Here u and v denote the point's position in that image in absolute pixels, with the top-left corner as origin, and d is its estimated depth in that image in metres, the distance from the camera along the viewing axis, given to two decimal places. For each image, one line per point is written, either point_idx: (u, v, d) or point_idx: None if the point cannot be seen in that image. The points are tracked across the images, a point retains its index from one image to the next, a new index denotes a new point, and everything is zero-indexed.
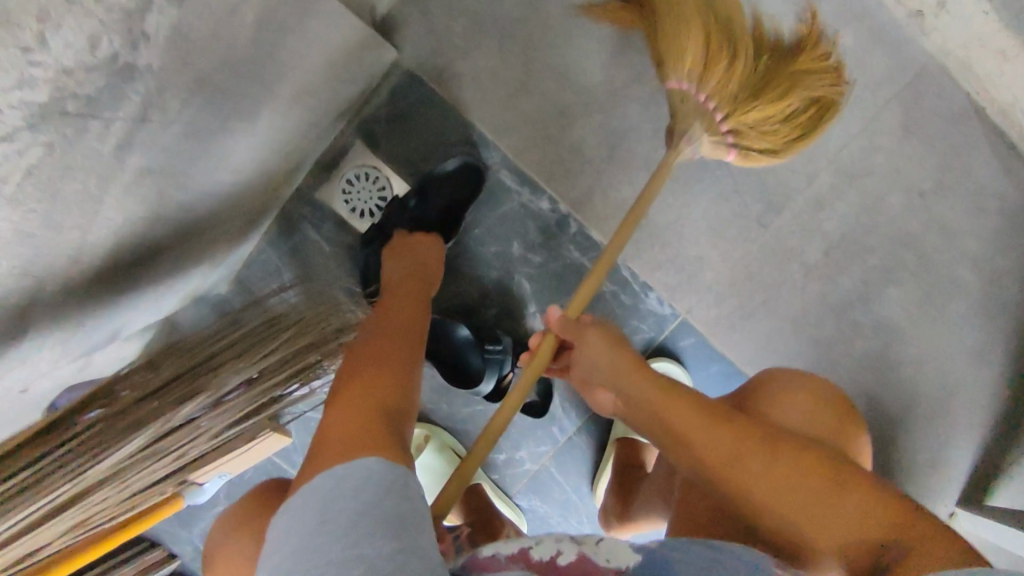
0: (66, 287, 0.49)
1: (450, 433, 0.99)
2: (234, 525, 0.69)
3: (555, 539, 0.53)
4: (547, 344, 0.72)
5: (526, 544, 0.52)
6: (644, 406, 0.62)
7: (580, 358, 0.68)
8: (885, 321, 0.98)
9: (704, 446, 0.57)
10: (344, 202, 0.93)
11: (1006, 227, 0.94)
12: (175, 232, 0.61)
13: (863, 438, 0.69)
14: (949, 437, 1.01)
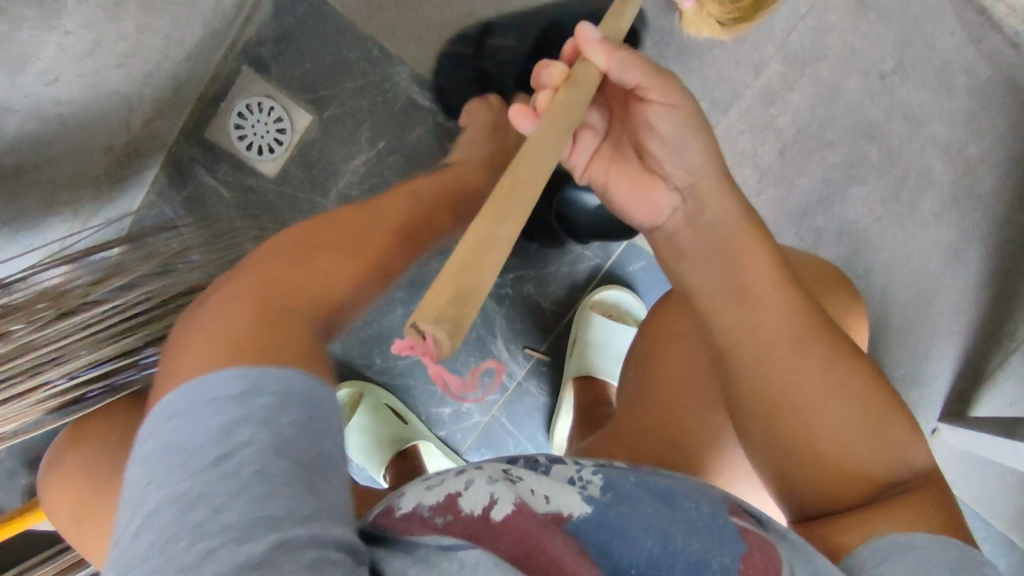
0: None
1: (384, 390, 0.89)
2: (67, 441, 0.61)
3: (490, 480, 0.39)
4: (584, 72, 0.45)
5: (456, 488, 0.39)
6: (713, 247, 0.48)
7: (656, 128, 0.47)
8: (852, 223, 0.89)
9: (756, 321, 0.46)
10: (239, 139, 0.82)
11: (976, 107, 0.86)
12: None
13: (859, 309, 0.63)
14: (930, 346, 0.94)
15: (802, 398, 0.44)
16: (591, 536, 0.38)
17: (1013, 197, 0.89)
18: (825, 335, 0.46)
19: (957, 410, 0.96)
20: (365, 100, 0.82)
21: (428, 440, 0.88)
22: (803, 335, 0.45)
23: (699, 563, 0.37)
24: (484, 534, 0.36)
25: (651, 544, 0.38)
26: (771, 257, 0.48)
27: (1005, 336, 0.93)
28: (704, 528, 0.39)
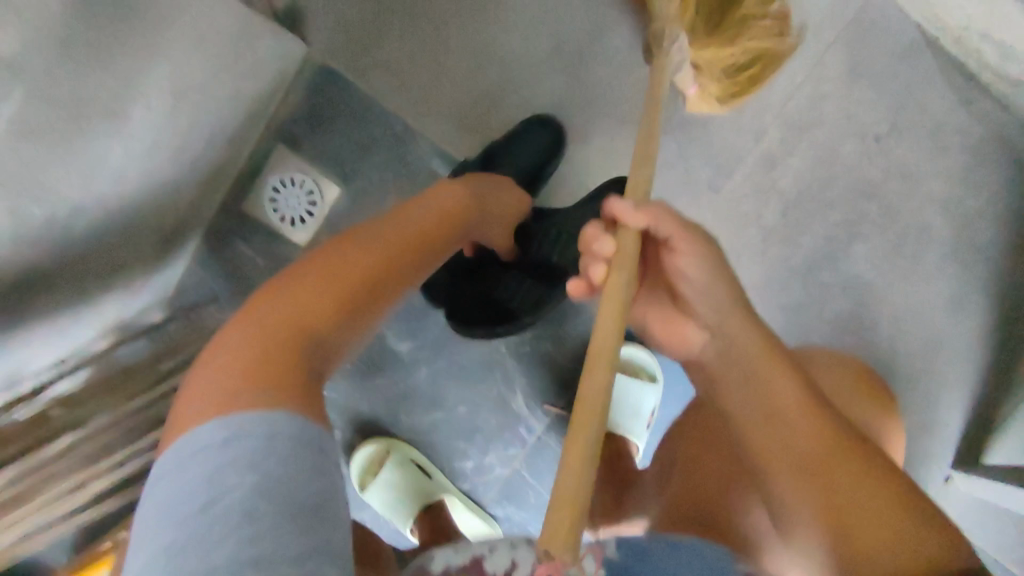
0: None
1: (410, 445, 0.93)
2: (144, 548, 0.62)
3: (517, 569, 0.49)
4: (627, 239, 0.50)
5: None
6: (733, 364, 0.50)
7: (687, 275, 0.51)
8: (856, 278, 0.93)
9: (781, 440, 0.47)
10: (273, 212, 0.88)
11: (971, 167, 0.90)
12: (54, 260, 0.56)
13: (884, 414, 0.70)
14: (938, 394, 0.97)
15: (841, 508, 0.44)
16: None
17: (1011, 249, 0.92)
18: (853, 446, 0.46)
19: (969, 456, 0.98)
20: (391, 173, 0.87)
21: (453, 493, 0.91)
22: (824, 436, 0.46)
23: None
24: None
25: None
26: (791, 366, 0.50)
27: (1013, 384, 0.96)
28: None
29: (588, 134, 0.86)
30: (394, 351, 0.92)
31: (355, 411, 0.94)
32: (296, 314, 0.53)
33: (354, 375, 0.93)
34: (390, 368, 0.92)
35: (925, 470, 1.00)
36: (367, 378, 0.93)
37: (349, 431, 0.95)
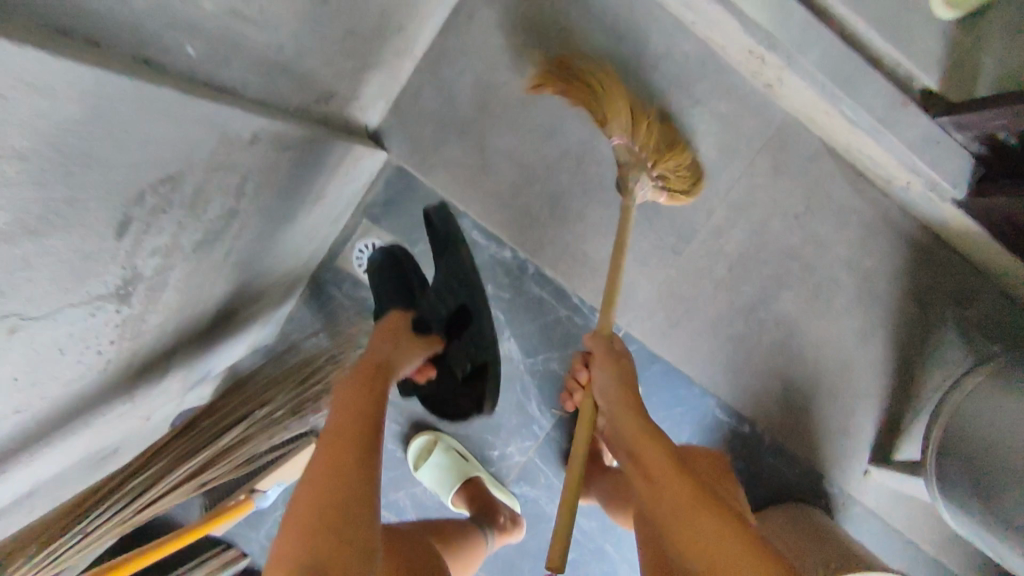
0: (188, 338, 0.80)
1: (452, 437, 1.27)
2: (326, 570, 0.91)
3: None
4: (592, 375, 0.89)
5: None
6: (633, 450, 0.76)
7: (600, 380, 0.87)
8: (784, 318, 1.25)
9: (667, 497, 0.69)
10: (357, 266, 1.23)
11: (867, 237, 1.22)
12: (242, 300, 0.92)
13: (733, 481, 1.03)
14: (853, 406, 1.28)
15: (701, 541, 0.65)
16: None
17: (901, 297, 1.24)
18: (708, 507, 0.67)
19: (879, 453, 1.28)
20: None
21: (482, 471, 1.25)
22: (713, 515, 0.66)
23: None
24: None
25: None
26: (666, 446, 0.74)
27: (909, 398, 1.26)
28: None
29: (584, 213, 1.19)
30: None
31: (411, 412, 1.28)
32: (290, 539, 0.63)
33: None
34: None
35: (845, 465, 1.30)
36: None
37: (406, 427, 1.28)
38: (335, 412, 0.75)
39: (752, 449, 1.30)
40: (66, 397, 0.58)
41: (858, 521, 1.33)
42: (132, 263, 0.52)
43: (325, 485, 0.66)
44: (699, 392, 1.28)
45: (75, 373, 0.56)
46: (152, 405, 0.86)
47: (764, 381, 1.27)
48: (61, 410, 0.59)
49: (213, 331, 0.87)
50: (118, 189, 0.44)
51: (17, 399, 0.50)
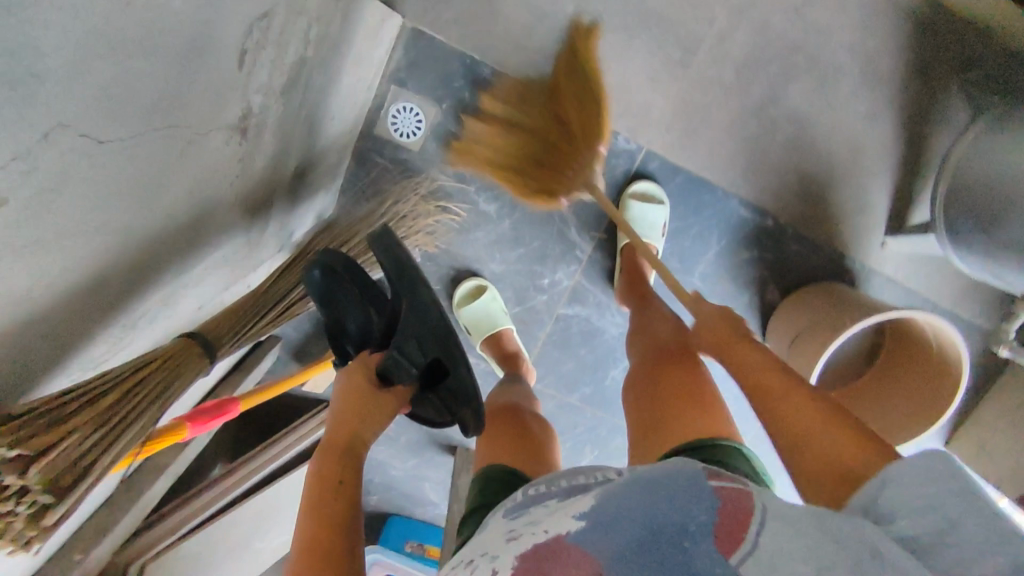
0: (280, 185, 0.93)
1: (496, 287, 1.43)
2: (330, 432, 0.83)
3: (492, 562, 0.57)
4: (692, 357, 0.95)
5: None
6: (720, 348, 0.82)
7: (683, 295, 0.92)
8: (795, 110, 1.34)
9: (760, 376, 0.75)
10: (394, 130, 1.33)
11: (866, 16, 1.28)
12: (309, 162, 1.05)
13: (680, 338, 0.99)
14: (867, 183, 1.38)
15: (802, 435, 0.68)
16: (590, 542, 0.54)
17: (903, 70, 1.31)
18: (810, 403, 0.70)
19: (894, 225, 1.40)
20: (467, 91, 1.31)
21: (512, 324, 1.42)
22: (810, 410, 0.69)
23: (684, 528, 0.54)
24: None
25: (642, 525, 0.55)
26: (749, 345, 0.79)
27: (918, 166, 1.37)
28: (672, 503, 0.56)
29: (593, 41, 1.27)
30: (485, 212, 1.38)
31: (464, 258, 1.42)
32: None
33: (460, 233, 1.40)
34: (484, 224, 1.39)
35: (863, 241, 1.43)
36: (470, 233, 1.40)
37: (450, 276, 1.43)
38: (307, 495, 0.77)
39: (777, 240, 1.43)
40: (215, 212, 0.71)
41: (881, 292, 1.47)
42: (249, 94, 0.64)
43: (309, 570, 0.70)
44: (722, 195, 1.39)
45: (218, 192, 0.69)
46: (258, 249, 0.97)
47: (781, 174, 1.38)
48: (209, 232, 0.72)
49: (295, 184, 0.99)
50: (241, 16, 0.55)
51: (190, 211, 0.64)
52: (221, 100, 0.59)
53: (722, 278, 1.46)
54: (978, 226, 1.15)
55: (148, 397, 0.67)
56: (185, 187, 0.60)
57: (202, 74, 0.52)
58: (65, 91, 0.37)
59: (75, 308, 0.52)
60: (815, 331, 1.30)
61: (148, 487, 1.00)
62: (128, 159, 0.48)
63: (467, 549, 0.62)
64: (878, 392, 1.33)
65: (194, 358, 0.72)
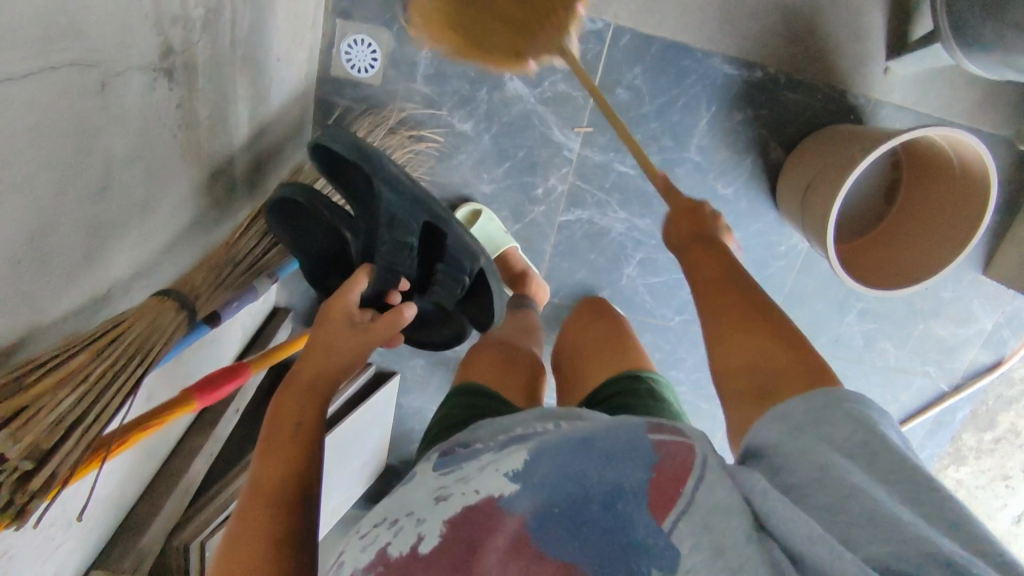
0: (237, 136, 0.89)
1: (490, 209, 1.38)
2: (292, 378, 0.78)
3: (419, 521, 0.58)
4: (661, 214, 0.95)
5: (385, 542, 0.58)
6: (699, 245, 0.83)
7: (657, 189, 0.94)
8: None
9: (718, 282, 0.77)
10: (349, 68, 1.27)
11: None
12: (267, 110, 1.00)
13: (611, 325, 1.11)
14: (857, 8, 1.28)
15: (733, 344, 0.70)
16: (514, 505, 0.56)
17: None
18: (752, 314, 0.71)
19: (895, 48, 1.31)
20: None
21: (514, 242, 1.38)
22: (748, 327, 0.70)
23: (616, 494, 0.53)
24: (415, 562, 0.55)
25: (569, 497, 0.54)
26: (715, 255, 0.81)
27: None
28: (608, 464, 0.55)
29: None
30: (462, 132, 1.32)
31: (451, 185, 1.37)
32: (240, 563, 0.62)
33: (441, 160, 1.35)
34: (463, 145, 1.33)
35: (863, 72, 1.34)
36: (452, 157, 1.35)
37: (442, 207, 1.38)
38: (272, 429, 0.72)
39: (771, 92, 1.34)
40: (166, 164, 0.68)
41: (891, 123, 1.38)
42: (165, 22, 0.60)
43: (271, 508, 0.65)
44: (703, 56, 1.31)
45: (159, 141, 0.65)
46: (233, 203, 0.94)
47: (761, 19, 1.29)
48: (163, 190, 0.69)
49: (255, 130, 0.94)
50: None
51: (131, 161, 0.61)
52: (128, 29, 0.54)
53: (720, 146, 1.38)
54: (986, 16, 1.05)
55: (127, 352, 0.65)
56: (114, 126, 0.56)
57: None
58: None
59: (16, 272, 0.50)
60: (827, 176, 1.23)
61: (187, 468, 1.00)
62: (20, 92, 0.44)
63: (391, 506, 0.63)
64: (901, 236, 1.26)
65: (163, 311, 0.70)
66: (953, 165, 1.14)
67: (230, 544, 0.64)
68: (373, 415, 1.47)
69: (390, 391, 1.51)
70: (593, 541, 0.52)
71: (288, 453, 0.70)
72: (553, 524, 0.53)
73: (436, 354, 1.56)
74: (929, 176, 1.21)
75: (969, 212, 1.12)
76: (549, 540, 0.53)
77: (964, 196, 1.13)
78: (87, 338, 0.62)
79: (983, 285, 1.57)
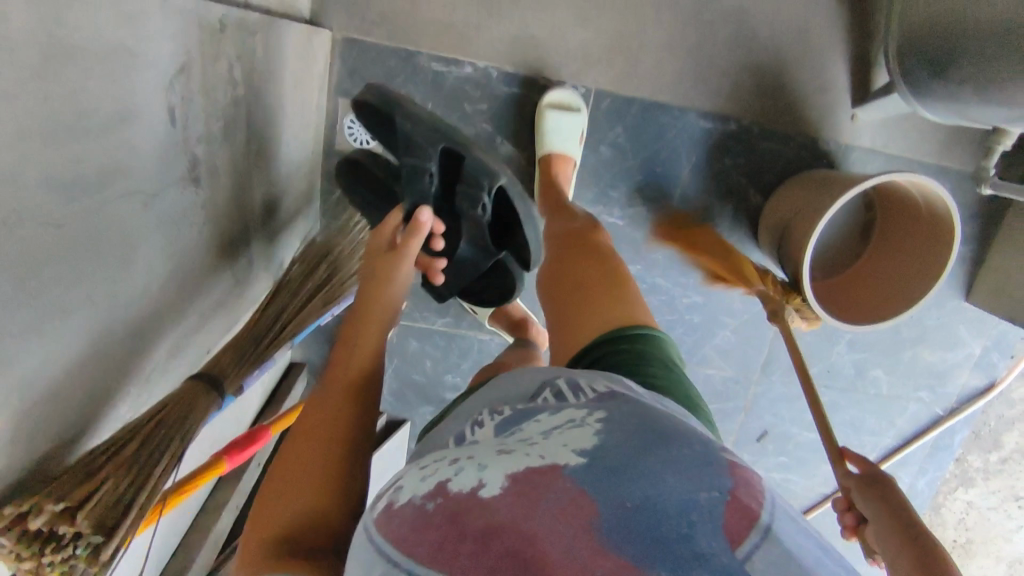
0: (255, 220, 0.98)
1: None
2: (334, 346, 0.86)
3: (477, 465, 0.56)
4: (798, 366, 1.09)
5: (448, 478, 0.56)
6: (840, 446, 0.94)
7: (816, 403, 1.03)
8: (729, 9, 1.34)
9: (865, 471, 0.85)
10: (352, 140, 1.38)
11: None
12: (278, 193, 1.10)
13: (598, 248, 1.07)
14: (821, 61, 1.38)
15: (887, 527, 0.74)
16: (586, 481, 0.53)
17: None
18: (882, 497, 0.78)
19: (859, 96, 1.40)
20: (410, 83, 1.34)
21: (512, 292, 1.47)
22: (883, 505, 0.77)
23: (690, 507, 0.51)
24: (478, 501, 0.52)
25: (643, 494, 0.52)
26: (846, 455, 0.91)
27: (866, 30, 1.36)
28: (688, 480, 0.54)
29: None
30: None
31: None
32: (276, 515, 0.67)
33: None
34: None
35: (831, 119, 1.43)
36: None
37: None
38: (316, 401, 0.78)
39: (746, 142, 1.43)
40: (198, 262, 0.77)
41: (862, 164, 1.46)
42: (192, 141, 0.70)
43: (310, 468, 0.70)
44: (680, 112, 1.40)
45: (192, 239, 0.74)
46: (252, 285, 1.03)
47: (733, 76, 1.38)
48: (194, 284, 0.78)
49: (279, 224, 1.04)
50: (158, 72, 0.60)
51: (169, 263, 0.70)
52: (166, 154, 0.64)
53: (701, 194, 1.47)
54: (929, 70, 1.14)
55: (172, 434, 0.73)
56: (158, 233, 0.66)
57: (137, 135, 0.58)
58: (15, 185, 0.43)
59: (84, 374, 0.59)
60: (803, 218, 1.31)
61: (216, 523, 1.07)
62: (94, 231, 0.54)
63: (452, 451, 0.62)
64: (870, 276, 1.33)
65: (201, 394, 0.78)
66: (922, 211, 1.22)
67: (269, 496, 0.70)
68: (386, 462, 1.54)
69: (401, 438, 1.58)
70: (657, 535, 0.48)
71: (327, 421, 0.75)
72: (620, 519, 0.50)
73: (444, 400, 1.64)
74: (898, 221, 1.30)
75: (933, 257, 1.20)
76: (615, 528, 0.49)
77: (929, 241, 1.21)
78: (138, 426, 0.70)
79: (967, 311, 1.64)
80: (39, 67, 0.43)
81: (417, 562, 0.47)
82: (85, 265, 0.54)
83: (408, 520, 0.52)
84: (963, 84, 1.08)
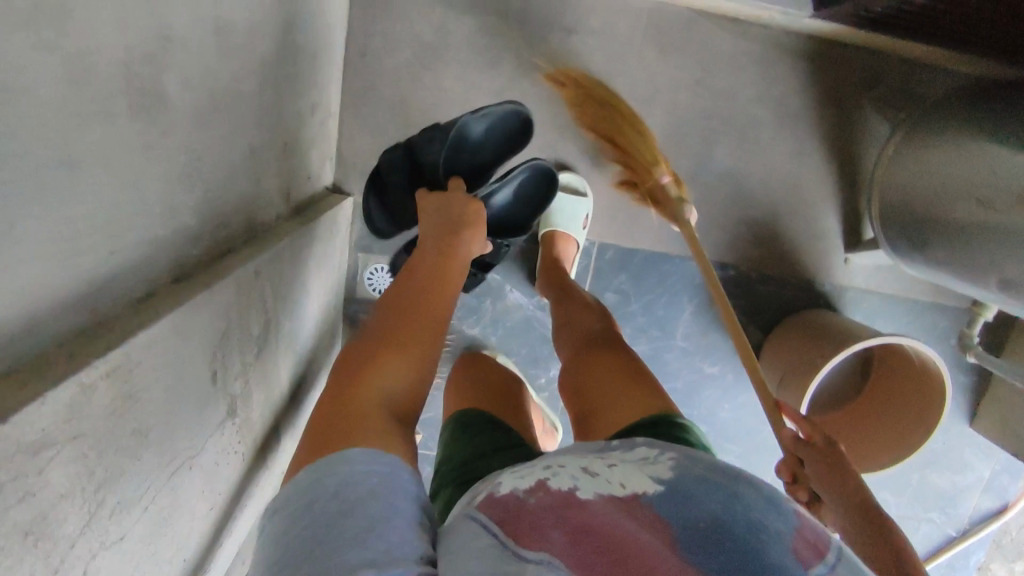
0: (283, 407, 1.08)
1: None
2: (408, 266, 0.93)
3: (572, 475, 0.63)
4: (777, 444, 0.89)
5: (544, 477, 0.63)
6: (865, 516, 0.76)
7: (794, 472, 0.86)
8: (724, 169, 1.43)
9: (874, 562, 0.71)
10: (372, 290, 1.48)
11: (763, 71, 1.38)
12: (304, 363, 1.20)
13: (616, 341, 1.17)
14: (813, 213, 1.46)
15: None
16: (663, 504, 0.59)
17: (813, 111, 1.40)
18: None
19: (852, 243, 1.47)
20: None
21: None
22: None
23: (757, 528, 0.56)
24: (571, 501, 0.60)
25: (716, 512, 0.58)
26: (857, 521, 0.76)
27: (856, 186, 1.44)
28: (759, 505, 0.59)
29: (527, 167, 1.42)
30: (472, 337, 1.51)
31: None
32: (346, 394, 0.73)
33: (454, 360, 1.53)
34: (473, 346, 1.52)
35: (826, 264, 1.49)
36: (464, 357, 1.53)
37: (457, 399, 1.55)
38: (394, 300, 0.85)
39: (744, 285, 1.51)
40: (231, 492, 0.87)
41: (858, 303, 1.52)
42: (231, 388, 0.79)
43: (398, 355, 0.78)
44: (680, 260, 1.49)
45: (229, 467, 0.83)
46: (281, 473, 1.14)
47: (729, 228, 1.46)
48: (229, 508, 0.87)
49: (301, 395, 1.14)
50: (203, 354, 0.70)
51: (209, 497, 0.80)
52: (209, 417, 0.74)
53: (702, 332, 1.54)
54: (909, 243, 1.23)
55: None
56: (201, 483, 0.75)
57: (185, 416, 0.67)
58: (92, 532, 0.52)
59: None
60: (801, 365, 1.35)
61: None
62: (152, 518, 0.63)
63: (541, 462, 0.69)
64: (853, 430, 1.37)
65: None
66: (917, 378, 1.27)
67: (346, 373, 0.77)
68: None
69: None
70: (727, 555, 0.53)
71: (413, 323, 0.82)
72: (694, 538, 0.55)
73: None
74: (890, 384, 1.35)
75: (923, 425, 1.25)
76: (689, 543, 0.55)
77: (920, 409, 1.26)
78: None
79: (973, 439, 1.66)
80: (113, 437, 0.53)
81: (515, 543, 0.56)
82: (147, 543, 0.63)
83: (505, 510, 0.60)
84: (943, 262, 1.15)
